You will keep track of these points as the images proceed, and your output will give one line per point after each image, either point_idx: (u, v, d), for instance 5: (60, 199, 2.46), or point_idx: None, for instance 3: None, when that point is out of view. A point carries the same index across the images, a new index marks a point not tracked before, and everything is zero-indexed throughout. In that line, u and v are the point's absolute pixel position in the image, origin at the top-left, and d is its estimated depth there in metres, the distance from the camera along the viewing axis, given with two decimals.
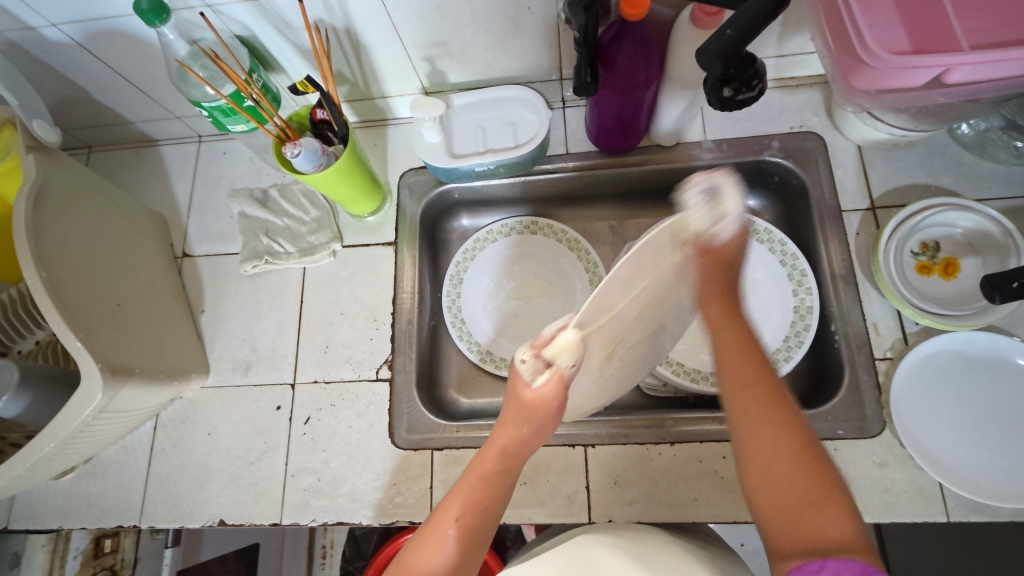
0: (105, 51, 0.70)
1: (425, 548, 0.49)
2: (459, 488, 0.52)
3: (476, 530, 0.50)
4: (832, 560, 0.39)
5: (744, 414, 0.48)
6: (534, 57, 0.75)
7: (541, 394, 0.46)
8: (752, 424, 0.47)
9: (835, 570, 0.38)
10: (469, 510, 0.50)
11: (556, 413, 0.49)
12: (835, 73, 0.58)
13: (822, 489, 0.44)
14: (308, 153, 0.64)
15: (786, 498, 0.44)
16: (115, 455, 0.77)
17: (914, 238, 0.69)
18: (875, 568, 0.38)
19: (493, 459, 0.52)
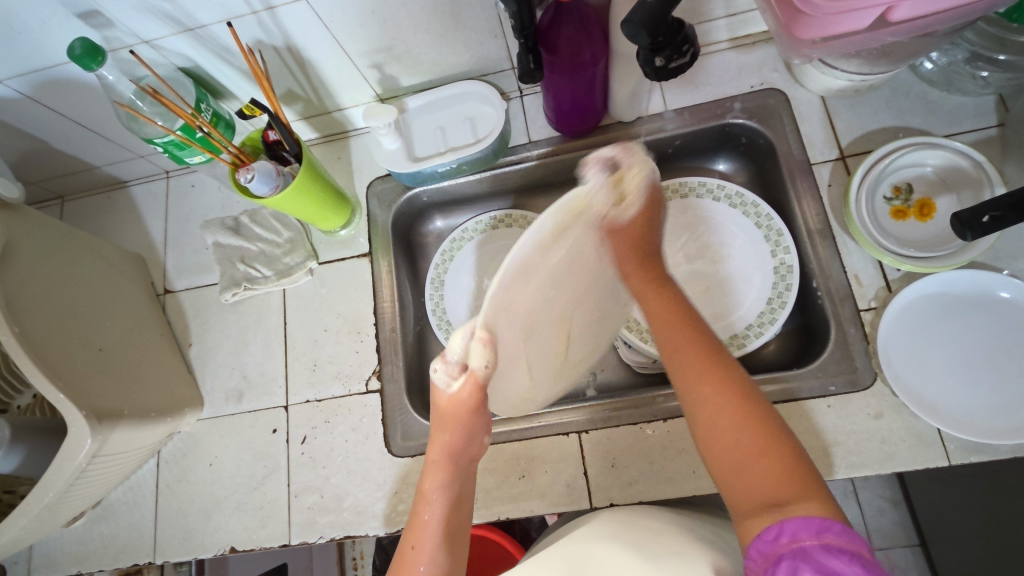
0: (55, 101, 0.71)
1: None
2: (417, 518, 0.57)
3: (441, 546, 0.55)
4: (789, 522, 0.42)
5: (685, 372, 0.52)
6: (481, 49, 0.74)
7: (457, 394, 0.56)
8: (695, 382, 0.51)
9: (792, 534, 0.42)
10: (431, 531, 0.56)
11: (477, 415, 0.58)
12: (779, 27, 0.57)
13: (764, 449, 0.47)
14: (262, 177, 0.64)
15: (736, 450, 0.48)
16: (123, 496, 0.78)
17: (886, 183, 0.67)
18: (829, 522, 0.41)
19: (433, 477, 0.58)
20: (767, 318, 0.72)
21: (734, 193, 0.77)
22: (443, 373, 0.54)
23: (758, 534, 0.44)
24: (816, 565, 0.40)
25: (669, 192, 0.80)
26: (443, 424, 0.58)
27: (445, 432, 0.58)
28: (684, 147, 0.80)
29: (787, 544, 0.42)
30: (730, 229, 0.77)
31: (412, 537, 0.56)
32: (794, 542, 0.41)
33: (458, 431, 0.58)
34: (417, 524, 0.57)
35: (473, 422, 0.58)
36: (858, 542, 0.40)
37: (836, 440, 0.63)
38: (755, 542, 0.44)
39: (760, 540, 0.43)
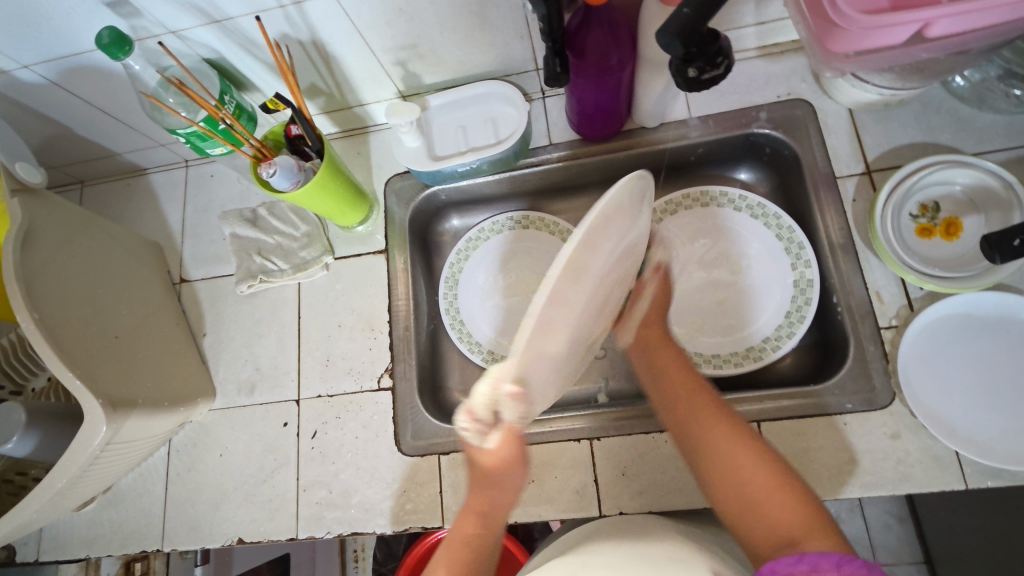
0: (80, 87, 0.71)
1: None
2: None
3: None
4: (810, 555, 0.44)
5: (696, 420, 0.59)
6: (507, 50, 0.74)
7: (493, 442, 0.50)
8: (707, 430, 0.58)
9: (812, 563, 0.43)
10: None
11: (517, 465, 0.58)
12: (811, 39, 0.56)
13: (777, 486, 0.52)
14: (284, 171, 0.64)
15: (744, 488, 0.53)
16: (133, 482, 0.78)
17: (912, 200, 0.66)
18: (848, 557, 0.43)
19: (471, 524, 0.60)
20: (785, 332, 0.71)
21: (756, 204, 0.76)
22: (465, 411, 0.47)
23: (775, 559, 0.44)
24: None
25: (689, 200, 0.79)
26: (472, 502, 0.60)
27: (478, 505, 0.60)
28: (707, 155, 0.80)
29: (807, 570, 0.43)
30: (750, 240, 0.76)
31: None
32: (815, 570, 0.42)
33: (480, 511, 0.60)
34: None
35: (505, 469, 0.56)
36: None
37: (850, 458, 0.63)
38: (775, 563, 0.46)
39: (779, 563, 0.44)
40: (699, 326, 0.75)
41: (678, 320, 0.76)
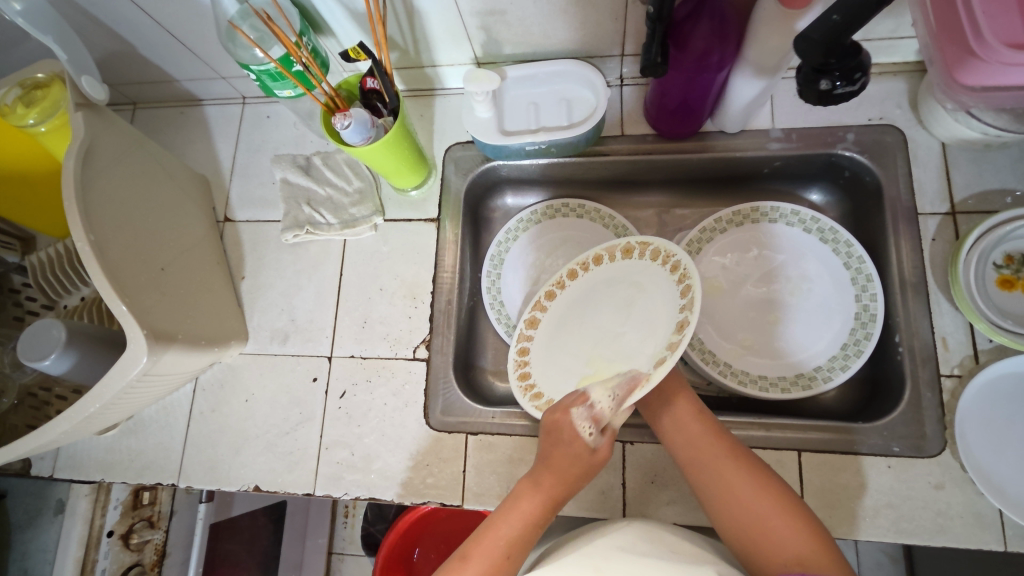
0: (155, 6, 0.68)
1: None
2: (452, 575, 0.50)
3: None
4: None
5: (733, 502, 0.53)
6: (596, 30, 0.70)
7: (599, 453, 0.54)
8: (746, 512, 0.52)
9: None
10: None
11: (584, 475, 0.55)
12: (938, 63, 0.53)
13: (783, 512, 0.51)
14: (358, 125, 0.61)
15: (749, 514, 0.51)
16: (155, 414, 0.78)
17: (998, 249, 0.64)
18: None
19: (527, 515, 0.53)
20: (838, 364, 0.69)
21: (827, 228, 0.73)
22: (585, 416, 0.54)
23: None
24: None
25: (757, 214, 0.76)
26: (525, 506, 0.54)
27: (533, 507, 0.54)
28: (782, 170, 0.77)
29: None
30: (815, 265, 0.73)
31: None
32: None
33: (533, 522, 0.53)
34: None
35: (574, 486, 0.55)
36: None
37: (889, 502, 0.61)
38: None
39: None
40: (749, 345, 0.73)
41: (729, 336, 0.73)
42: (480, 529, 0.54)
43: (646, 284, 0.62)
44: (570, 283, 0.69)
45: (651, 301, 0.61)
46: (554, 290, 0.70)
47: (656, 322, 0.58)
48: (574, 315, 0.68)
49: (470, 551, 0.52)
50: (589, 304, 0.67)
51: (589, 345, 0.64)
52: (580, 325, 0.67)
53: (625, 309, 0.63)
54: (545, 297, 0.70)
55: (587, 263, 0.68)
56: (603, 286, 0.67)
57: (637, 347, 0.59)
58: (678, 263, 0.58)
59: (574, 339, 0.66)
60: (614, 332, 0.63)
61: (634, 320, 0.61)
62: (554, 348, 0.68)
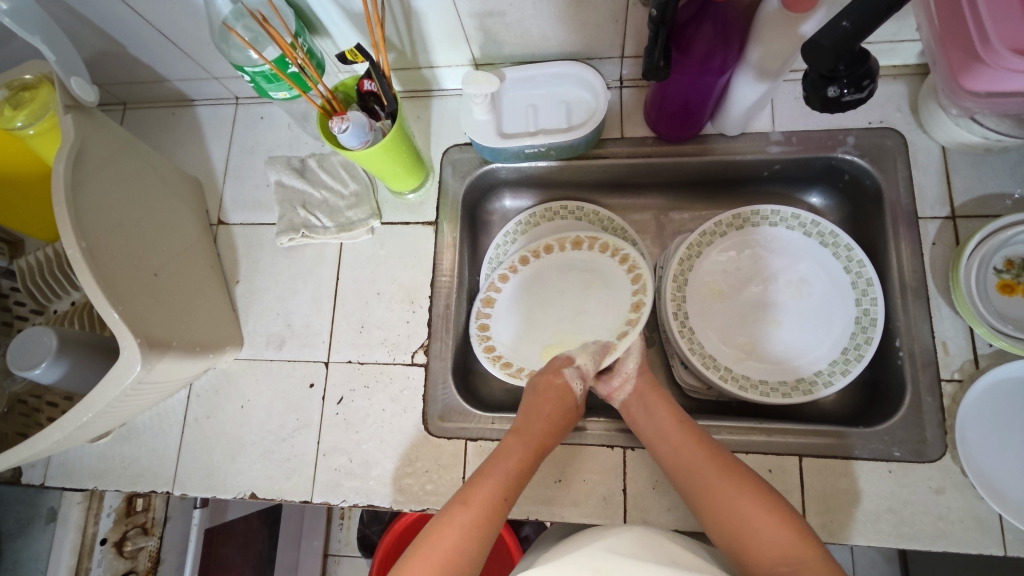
0: (146, 5, 0.67)
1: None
2: (450, 517, 0.53)
3: (460, 556, 0.50)
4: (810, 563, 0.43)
5: (724, 507, 0.53)
6: (596, 32, 0.69)
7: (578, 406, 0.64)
8: (738, 517, 0.52)
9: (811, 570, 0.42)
10: (460, 543, 0.51)
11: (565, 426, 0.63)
12: (943, 69, 0.53)
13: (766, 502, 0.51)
14: (356, 129, 0.60)
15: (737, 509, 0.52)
16: (149, 421, 0.76)
17: (999, 254, 0.64)
18: None
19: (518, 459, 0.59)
20: (839, 369, 0.68)
21: (828, 232, 0.72)
22: (575, 373, 0.65)
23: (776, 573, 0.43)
24: None
25: (756, 216, 0.75)
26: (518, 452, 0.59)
27: (524, 453, 0.60)
28: (781, 173, 0.76)
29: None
30: (815, 270, 0.73)
31: (435, 545, 0.50)
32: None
33: (521, 468, 0.59)
34: (454, 521, 0.52)
35: (557, 435, 0.63)
36: None
37: (890, 507, 0.61)
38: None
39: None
40: (749, 349, 0.72)
41: (729, 340, 0.73)
42: (473, 479, 0.57)
43: (601, 270, 0.75)
44: (523, 268, 0.78)
45: (605, 285, 0.74)
46: (507, 273, 0.78)
47: (613, 302, 0.73)
48: (537, 297, 0.77)
49: (467, 496, 0.55)
50: (545, 283, 0.77)
51: (554, 324, 0.75)
52: (540, 302, 0.76)
53: (581, 289, 0.76)
54: (499, 280, 0.78)
55: (538, 251, 0.78)
56: (563, 273, 0.77)
57: (601, 324, 0.72)
58: (626, 256, 0.74)
59: (536, 318, 0.76)
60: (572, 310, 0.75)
61: (592, 301, 0.74)
62: (515, 325, 0.76)
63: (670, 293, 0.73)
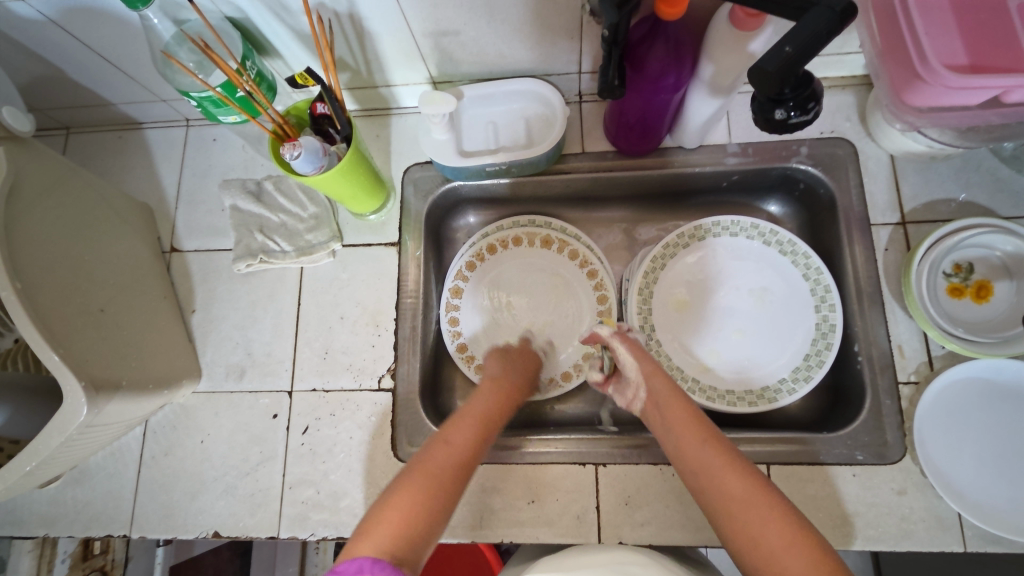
0: (81, 29, 0.64)
1: (381, 559, 0.42)
2: (438, 450, 0.53)
3: (439, 481, 0.50)
4: None
5: (726, 493, 0.50)
6: (552, 49, 0.69)
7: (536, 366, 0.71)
8: (728, 493, 0.50)
9: None
10: (442, 479, 0.51)
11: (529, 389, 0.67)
12: (886, 86, 0.55)
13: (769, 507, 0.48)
14: (309, 155, 0.58)
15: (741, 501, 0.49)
16: (103, 461, 0.73)
17: (948, 259, 0.66)
18: None
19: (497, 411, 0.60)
20: (802, 375, 0.70)
21: (786, 240, 0.74)
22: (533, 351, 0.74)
23: None
24: None
25: (717, 227, 0.76)
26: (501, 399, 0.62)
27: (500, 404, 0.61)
28: (739, 183, 0.77)
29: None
30: (776, 277, 0.74)
31: (421, 466, 0.51)
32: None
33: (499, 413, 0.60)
34: (445, 448, 0.53)
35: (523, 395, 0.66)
36: None
37: (855, 511, 0.63)
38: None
39: None
40: (716, 359, 0.73)
41: (696, 350, 0.74)
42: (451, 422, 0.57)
43: (569, 276, 0.81)
44: (489, 257, 0.82)
45: (570, 294, 0.80)
46: (474, 261, 0.82)
47: (578, 313, 0.80)
48: (504, 296, 0.81)
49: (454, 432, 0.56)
50: (512, 279, 0.82)
51: (521, 323, 0.80)
52: (507, 300, 0.81)
53: (548, 292, 0.81)
54: (466, 268, 0.81)
55: (505, 242, 0.82)
56: (529, 275, 0.82)
57: (566, 334, 0.79)
58: (595, 270, 0.80)
59: (504, 316, 0.81)
60: (539, 312, 0.81)
61: (559, 310, 0.80)
62: (482, 319, 0.80)
63: (636, 307, 0.73)
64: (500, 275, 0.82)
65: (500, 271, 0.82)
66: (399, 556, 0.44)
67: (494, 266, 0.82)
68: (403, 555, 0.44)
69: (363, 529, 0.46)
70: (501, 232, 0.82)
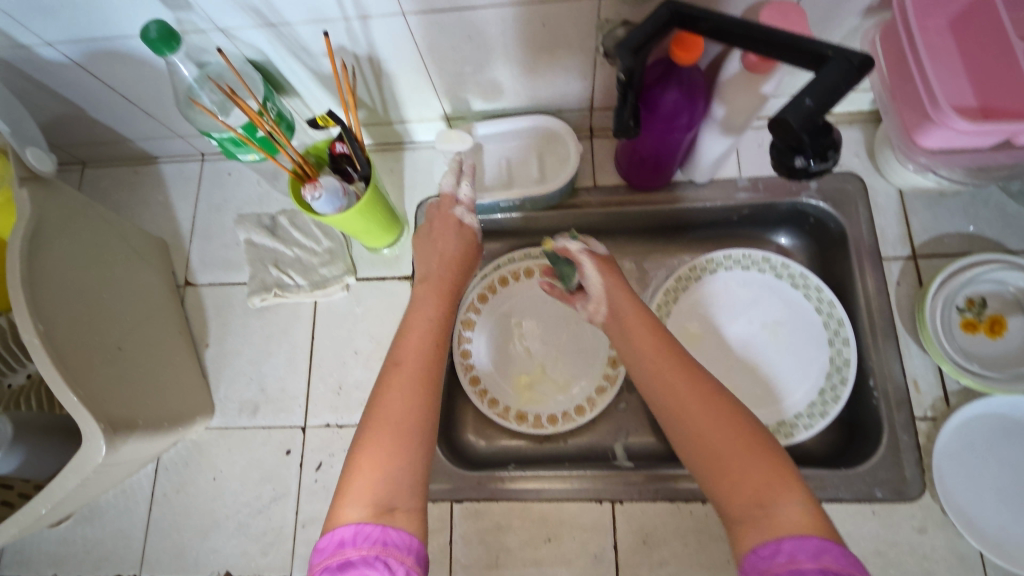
0: (105, 71, 0.65)
1: (365, 523, 0.44)
2: (392, 381, 0.51)
3: (412, 418, 0.49)
4: (787, 539, 0.40)
5: (686, 411, 0.49)
6: (565, 89, 0.71)
7: (467, 233, 0.66)
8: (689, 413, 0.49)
9: (790, 551, 0.39)
10: (411, 408, 0.49)
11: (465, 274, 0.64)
12: (896, 127, 0.56)
13: (731, 422, 0.47)
14: (329, 196, 0.59)
15: (699, 419, 0.48)
16: (113, 499, 0.72)
17: (960, 294, 0.66)
18: (828, 543, 0.39)
19: (439, 319, 0.58)
20: (818, 410, 0.69)
21: (797, 273, 0.74)
22: (461, 208, 0.66)
23: (753, 550, 0.41)
24: None
25: (728, 261, 0.77)
26: (436, 299, 0.60)
27: (435, 304, 0.59)
28: (750, 217, 0.78)
29: (784, 564, 0.39)
30: (787, 309, 0.75)
31: (386, 412, 0.49)
32: (792, 563, 0.39)
33: (440, 317, 0.58)
34: (399, 382, 0.51)
35: (459, 278, 0.64)
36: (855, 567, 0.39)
37: (876, 549, 0.62)
38: (749, 561, 0.41)
39: (755, 558, 0.40)
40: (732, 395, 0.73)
41: None
42: (401, 341, 0.55)
43: (581, 308, 0.81)
44: (501, 289, 0.83)
45: (583, 326, 0.81)
46: (486, 293, 0.82)
47: (591, 346, 0.80)
48: (516, 329, 0.81)
49: (399, 358, 0.53)
50: (523, 312, 0.82)
51: (534, 356, 0.80)
52: (519, 333, 0.81)
53: (560, 324, 0.81)
54: (479, 300, 0.82)
55: (517, 274, 0.83)
56: (541, 308, 0.82)
57: (579, 367, 0.79)
58: None
59: (517, 349, 0.81)
60: (552, 345, 0.80)
61: (571, 343, 0.80)
62: (495, 352, 0.80)
63: None
64: (512, 306, 0.82)
65: (512, 304, 0.83)
66: (389, 504, 0.45)
67: (506, 298, 0.83)
68: (395, 502, 0.45)
69: (343, 486, 0.46)
70: (513, 265, 0.83)
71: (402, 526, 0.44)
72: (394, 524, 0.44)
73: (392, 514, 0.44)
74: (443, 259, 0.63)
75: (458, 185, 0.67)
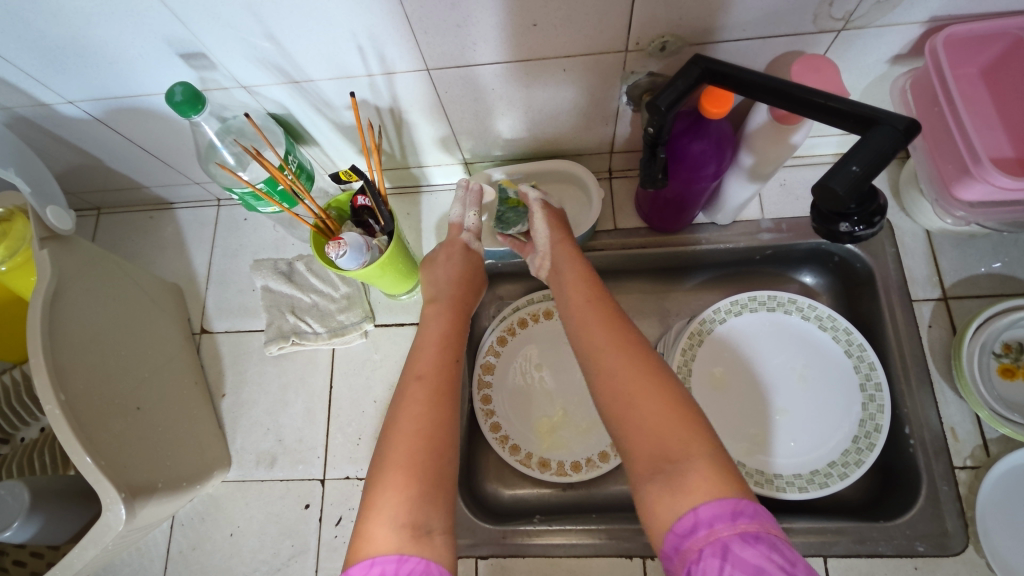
0: (123, 126, 0.65)
1: (407, 555, 0.41)
2: (408, 395, 0.50)
3: (432, 434, 0.47)
4: (703, 508, 0.39)
5: (608, 370, 0.49)
6: (587, 135, 0.70)
7: (473, 253, 0.66)
8: (611, 372, 0.48)
9: (709, 522, 0.39)
10: (430, 419, 0.48)
11: (473, 289, 0.63)
12: (931, 177, 0.55)
13: (649, 381, 0.47)
14: (353, 253, 0.58)
15: (621, 381, 0.48)
16: (128, 557, 0.71)
17: (997, 339, 0.65)
18: (741, 504, 0.39)
19: (449, 333, 0.56)
20: (852, 458, 0.67)
21: (825, 315, 0.73)
22: (468, 234, 0.67)
23: (672, 530, 0.40)
24: (731, 557, 0.37)
25: (753, 302, 0.75)
26: (445, 314, 0.59)
27: (446, 315, 0.59)
28: (773, 256, 0.76)
29: (706, 537, 0.39)
30: (815, 350, 0.73)
31: (406, 427, 0.47)
32: (711, 535, 0.38)
33: (449, 327, 0.58)
34: (418, 396, 0.49)
35: (471, 297, 0.63)
36: (768, 524, 0.39)
37: None
38: (670, 539, 0.40)
39: (676, 535, 0.40)
40: (763, 442, 0.71)
41: (738, 431, 0.71)
42: (416, 354, 0.54)
43: None
44: (520, 331, 0.81)
45: None
46: (505, 335, 0.81)
47: None
48: (536, 372, 0.80)
49: (416, 370, 0.52)
50: (543, 355, 0.81)
51: (555, 400, 0.78)
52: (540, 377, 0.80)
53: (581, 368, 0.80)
54: (498, 343, 0.81)
55: (536, 315, 0.82)
56: (561, 350, 0.81)
57: None
58: None
59: (538, 393, 0.79)
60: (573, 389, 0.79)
61: None
62: (515, 397, 0.78)
63: None
64: (531, 348, 0.81)
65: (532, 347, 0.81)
66: (423, 527, 0.43)
67: (526, 341, 0.81)
68: (428, 525, 0.43)
69: (368, 509, 0.44)
70: (533, 306, 0.82)
71: (442, 561, 0.41)
72: (434, 557, 0.41)
73: (428, 538, 0.42)
74: (450, 276, 0.63)
75: (465, 213, 0.67)
